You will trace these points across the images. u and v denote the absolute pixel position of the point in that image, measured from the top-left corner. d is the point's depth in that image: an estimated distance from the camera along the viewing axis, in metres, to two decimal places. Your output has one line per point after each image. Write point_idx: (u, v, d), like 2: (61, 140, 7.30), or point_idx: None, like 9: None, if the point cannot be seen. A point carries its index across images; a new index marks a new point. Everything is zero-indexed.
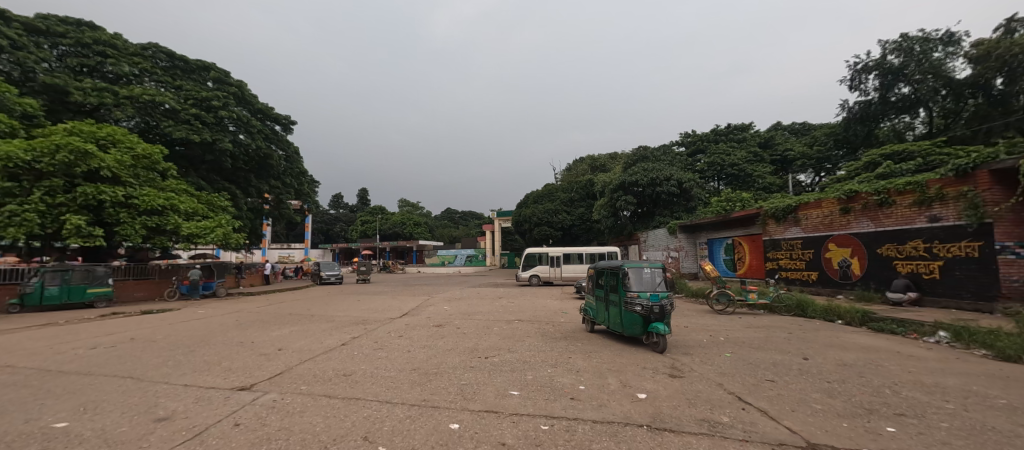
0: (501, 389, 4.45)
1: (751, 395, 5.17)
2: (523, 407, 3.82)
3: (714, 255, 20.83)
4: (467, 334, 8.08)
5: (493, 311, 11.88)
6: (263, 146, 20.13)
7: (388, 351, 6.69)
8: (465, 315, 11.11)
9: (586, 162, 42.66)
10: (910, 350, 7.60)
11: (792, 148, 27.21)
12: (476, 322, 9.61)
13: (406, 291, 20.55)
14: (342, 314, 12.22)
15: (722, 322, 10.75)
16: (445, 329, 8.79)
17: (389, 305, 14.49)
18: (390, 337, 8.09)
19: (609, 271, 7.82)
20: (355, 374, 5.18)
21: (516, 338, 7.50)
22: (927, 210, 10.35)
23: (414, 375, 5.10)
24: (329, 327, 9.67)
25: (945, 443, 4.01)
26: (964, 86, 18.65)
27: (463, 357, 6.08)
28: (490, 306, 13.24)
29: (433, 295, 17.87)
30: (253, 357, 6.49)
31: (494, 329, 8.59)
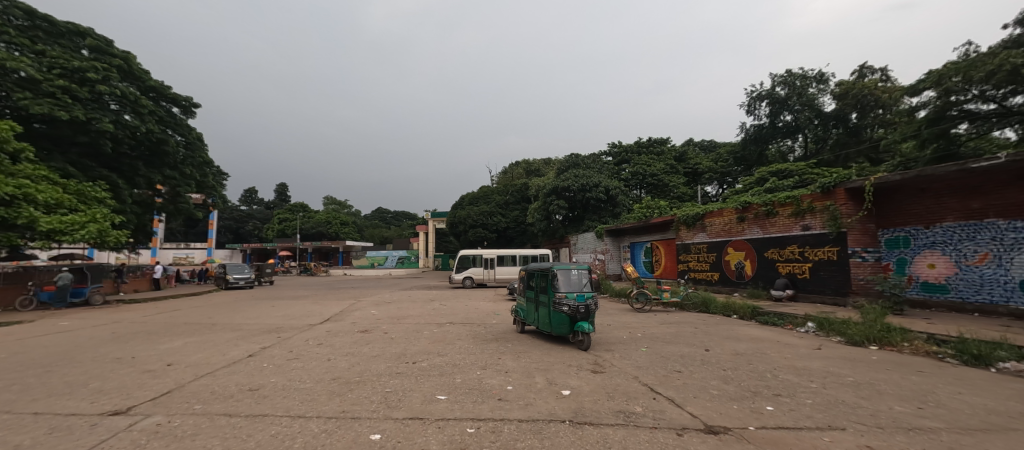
0: (428, 394, 4.49)
1: (660, 386, 5.72)
2: (449, 412, 3.89)
3: (635, 257, 22.50)
4: (394, 339, 7.92)
5: (424, 314, 11.72)
6: (155, 129, 17.74)
7: (306, 361, 6.33)
8: (394, 319, 10.84)
9: (521, 167, 43.55)
10: (787, 339, 8.95)
11: (701, 163, 30.44)
12: (405, 327, 9.43)
13: (331, 295, 19.47)
14: (252, 321, 11.27)
15: (640, 320, 11.71)
16: (370, 334, 8.54)
17: (308, 310, 13.62)
18: (308, 346, 7.65)
19: (540, 273, 8.16)
20: (264, 388, 4.87)
21: (445, 341, 7.54)
22: (802, 220, 12.21)
23: (334, 385, 4.91)
24: (235, 336, 8.88)
25: (808, 416, 4.82)
26: (830, 118, 22.33)
27: (390, 363, 5.98)
28: (422, 309, 13.10)
29: (361, 299, 17.16)
30: (135, 375, 5.77)
31: (424, 333, 8.54)
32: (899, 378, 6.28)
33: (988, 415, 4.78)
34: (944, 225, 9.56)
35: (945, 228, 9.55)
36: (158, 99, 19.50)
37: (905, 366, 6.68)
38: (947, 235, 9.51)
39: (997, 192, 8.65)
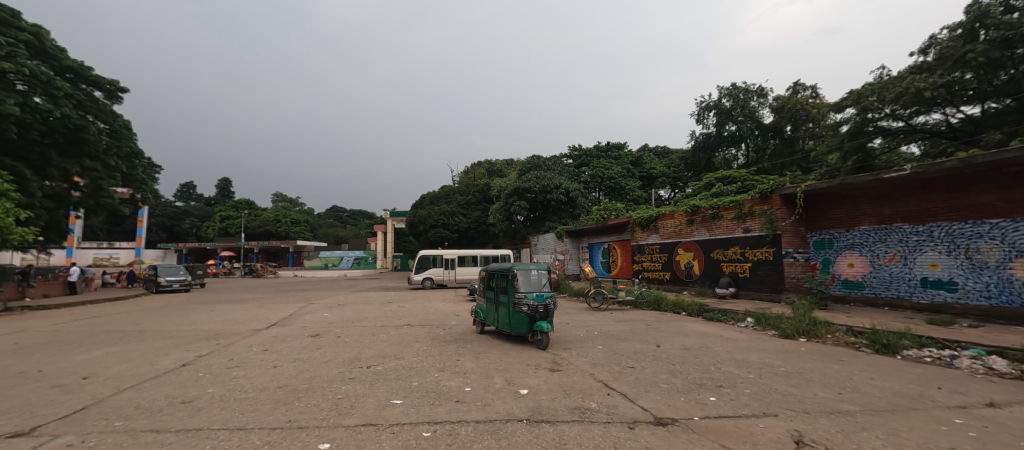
0: (383, 399, 4.45)
1: (614, 382, 5.99)
2: (404, 417, 3.89)
3: (592, 258, 23.17)
4: (347, 343, 7.73)
5: (380, 317, 11.48)
6: (73, 115, 16.10)
7: (249, 369, 6.05)
8: (349, 322, 10.54)
9: (483, 167, 43.46)
10: (730, 333, 9.63)
11: (655, 168, 31.85)
12: (359, 330, 9.21)
13: (279, 298, 18.52)
14: (188, 328, 10.53)
15: (597, 318, 12.12)
16: (321, 339, 8.26)
17: (252, 314, 12.91)
18: (252, 353, 7.29)
19: (500, 273, 8.26)
20: (199, 400, 4.61)
21: (402, 344, 7.46)
22: (743, 223, 13.16)
23: (279, 393, 4.74)
24: (167, 345, 8.27)
25: (745, 405, 5.25)
26: (769, 129, 24.13)
27: (343, 368, 5.85)
28: (378, 311, 12.82)
29: (313, 302, 16.48)
30: (42, 390, 5.24)
31: (380, 335, 8.39)
32: (823, 367, 6.96)
33: (894, 397, 5.41)
34: (861, 228, 10.66)
35: (861, 231, 10.65)
36: (76, 81, 17.77)
37: (828, 355, 7.41)
38: (863, 238, 10.61)
39: (903, 199, 9.77)
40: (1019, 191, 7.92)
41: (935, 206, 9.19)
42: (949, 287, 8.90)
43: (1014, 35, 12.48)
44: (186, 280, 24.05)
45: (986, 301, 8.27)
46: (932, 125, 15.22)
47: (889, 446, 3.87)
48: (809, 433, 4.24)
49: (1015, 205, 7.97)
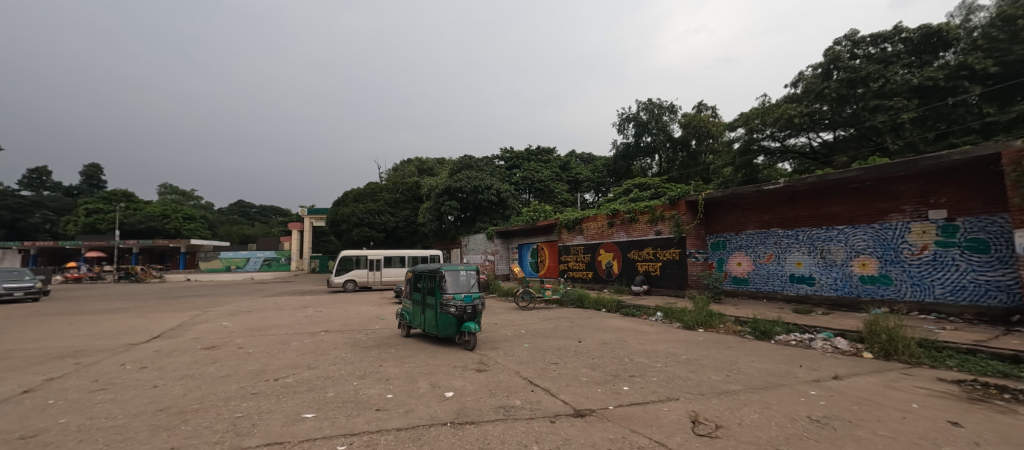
0: (292, 414, 4.22)
1: (538, 378, 6.29)
2: (316, 431, 3.74)
3: (522, 258, 23.81)
4: (250, 355, 7.12)
5: (293, 323, 10.71)
6: None
7: (119, 392, 5.31)
8: (254, 331, 9.68)
9: (413, 165, 42.20)
10: (642, 327, 10.56)
11: (581, 172, 33.60)
12: (266, 339, 8.53)
13: (167, 306, 16.33)
14: (35, 346, 8.86)
15: (524, 317, 12.52)
16: (218, 351, 7.51)
17: (128, 326, 11.24)
18: (124, 372, 6.39)
19: (426, 275, 8.18)
20: (50, 432, 3.95)
21: (317, 352, 7.07)
22: (655, 226, 14.44)
23: (160, 417, 4.24)
24: (5, 368, 6.90)
25: (651, 392, 5.83)
26: (678, 142, 26.71)
27: (244, 383, 5.40)
28: (291, 317, 11.92)
29: (210, 309, 14.78)
30: None
31: (291, 344, 7.85)
32: (716, 353, 7.97)
33: (768, 376, 6.40)
34: (747, 232, 12.30)
35: (747, 234, 12.30)
36: None
37: (721, 343, 8.48)
38: (748, 240, 12.26)
39: (777, 208, 11.47)
40: (858, 204, 9.77)
41: (800, 214, 10.94)
42: (809, 282, 10.68)
43: (856, 77, 15.29)
44: (34, 287, 20.13)
45: (835, 292, 10.13)
46: (799, 147, 17.99)
47: (762, 418, 4.58)
48: (702, 413, 4.84)
49: (855, 214, 9.83)
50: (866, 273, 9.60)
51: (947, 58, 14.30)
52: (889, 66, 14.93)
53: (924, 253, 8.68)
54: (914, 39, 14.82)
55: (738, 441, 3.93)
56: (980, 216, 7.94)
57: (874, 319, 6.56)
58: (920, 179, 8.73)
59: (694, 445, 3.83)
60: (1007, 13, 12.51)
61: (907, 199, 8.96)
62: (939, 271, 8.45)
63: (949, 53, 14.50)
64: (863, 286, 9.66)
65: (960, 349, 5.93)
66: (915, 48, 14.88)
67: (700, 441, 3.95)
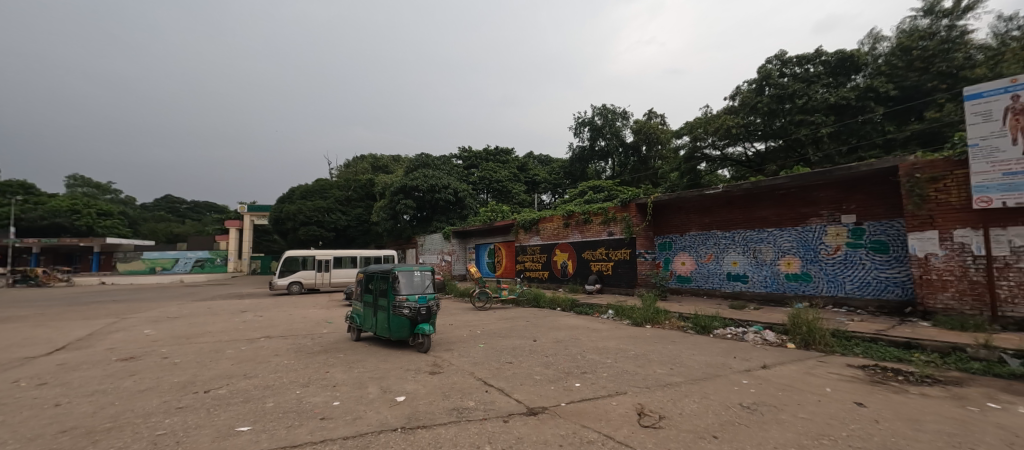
0: (225, 429, 3.95)
1: (492, 378, 6.32)
2: (252, 445, 3.55)
3: (478, 258, 23.78)
4: (177, 365, 6.58)
5: (229, 329, 10.00)
6: None
7: (13, 413, 4.71)
8: (182, 339, 8.94)
9: (367, 161, 40.77)
10: (594, 325, 10.91)
11: (539, 174, 34.06)
12: (196, 347, 7.91)
13: (77, 313, 14.63)
14: None
15: (480, 317, 12.51)
16: (138, 363, 6.85)
17: (27, 337, 9.95)
18: (20, 390, 5.66)
19: (378, 276, 7.95)
20: None
21: (255, 360, 6.66)
22: (608, 227, 14.97)
23: (65, 439, 3.82)
24: None
25: (601, 387, 6.05)
26: (630, 147, 27.79)
27: (169, 396, 4.99)
28: (226, 322, 11.12)
29: (130, 316, 13.42)
30: None
31: (226, 352, 7.34)
32: (662, 348, 8.40)
33: (707, 368, 6.85)
34: (690, 233, 13.06)
35: (690, 235, 13.06)
36: None
37: (666, 338, 8.96)
38: (691, 241, 13.02)
39: (716, 211, 12.28)
40: (785, 208, 10.69)
41: (736, 217, 11.79)
42: (743, 280, 11.54)
43: (784, 93, 16.69)
44: None
45: (764, 289, 11.04)
46: (736, 156, 19.34)
47: (701, 407, 4.90)
48: (647, 405, 5.10)
49: (782, 218, 10.74)
50: (790, 271, 10.55)
51: (858, 81, 15.98)
52: (811, 85, 16.41)
53: (837, 253, 9.68)
54: (831, 62, 16.40)
55: (679, 430, 4.18)
56: (883, 221, 8.98)
57: (796, 313, 7.21)
58: (835, 187, 9.73)
59: (640, 436, 4.04)
60: (905, 44, 14.77)
61: (825, 204, 9.95)
62: (849, 269, 9.48)
63: (859, 76, 16.24)
64: (788, 283, 10.59)
65: (864, 338, 6.68)
66: (833, 70, 16.45)
67: (645, 432, 4.16)
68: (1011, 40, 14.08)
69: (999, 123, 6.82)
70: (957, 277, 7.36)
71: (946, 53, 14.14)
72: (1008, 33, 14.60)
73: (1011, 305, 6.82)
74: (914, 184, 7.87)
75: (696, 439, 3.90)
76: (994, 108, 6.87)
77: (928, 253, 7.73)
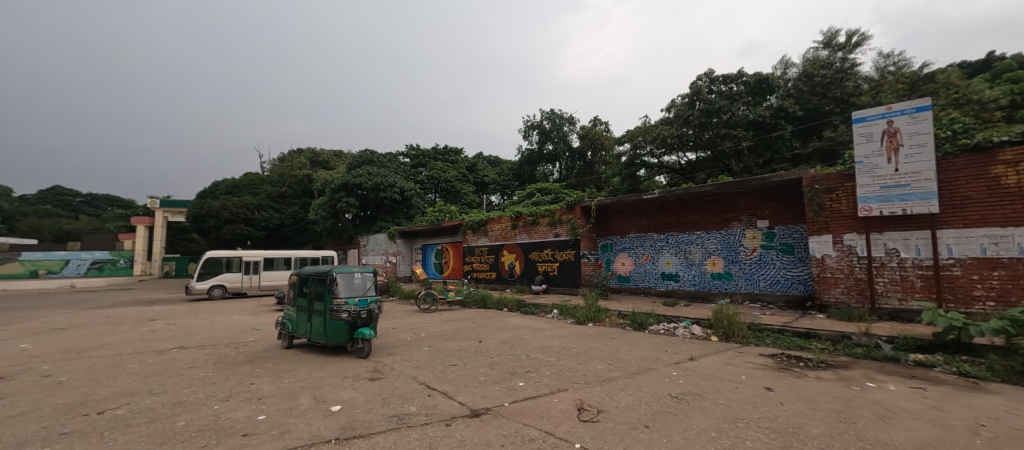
0: None
1: (435, 381, 6.23)
2: None
3: (425, 259, 23.32)
4: (65, 384, 5.76)
5: (134, 340, 8.94)
6: None
7: None
8: (73, 353, 7.84)
9: (304, 156, 38.49)
10: (539, 324, 11.13)
11: (488, 175, 34.12)
12: (91, 362, 6.99)
13: None
14: None
15: (425, 320, 12.28)
16: (11, 384, 5.91)
17: None
18: None
19: (314, 278, 7.52)
20: None
21: (165, 374, 6.02)
22: (554, 229, 15.34)
23: None
24: None
25: (544, 385, 6.18)
26: (577, 152, 28.65)
27: (53, 421, 4.37)
28: (130, 333, 9.91)
29: (3, 328, 11.50)
30: None
31: (128, 367, 6.56)
32: (602, 344, 8.76)
33: (641, 362, 7.25)
34: (629, 235, 13.74)
35: (629, 237, 13.74)
36: None
37: (606, 335, 9.35)
38: (630, 243, 13.70)
39: (652, 215, 13.03)
40: (711, 213, 11.59)
41: (670, 221, 12.60)
42: (675, 279, 12.35)
43: (711, 108, 18.08)
44: None
45: (693, 287, 11.89)
46: (671, 164, 20.65)
47: (634, 400, 5.17)
48: (586, 401, 5.29)
49: (709, 222, 11.64)
50: (715, 270, 11.46)
51: (772, 102, 17.65)
52: (734, 102, 17.89)
53: (753, 254, 10.69)
54: (751, 83, 17.95)
55: (614, 422, 4.39)
56: (791, 225, 10.06)
57: (718, 309, 7.83)
58: (753, 195, 10.73)
59: (578, 430, 4.18)
60: (809, 71, 16.88)
61: (744, 210, 10.94)
62: (763, 268, 10.50)
63: (773, 97, 17.92)
64: (712, 282, 11.50)
65: (774, 330, 7.43)
66: (751, 90, 18.03)
67: (583, 426, 4.32)
68: (889, 74, 16.44)
69: (877, 144, 7.90)
70: (846, 274, 8.42)
71: (840, 81, 16.45)
72: (888, 67, 16.97)
73: (886, 298, 7.93)
74: (814, 194, 8.87)
75: (628, 430, 4.11)
76: (874, 131, 7.93)
77: (824, 254, 8.75)
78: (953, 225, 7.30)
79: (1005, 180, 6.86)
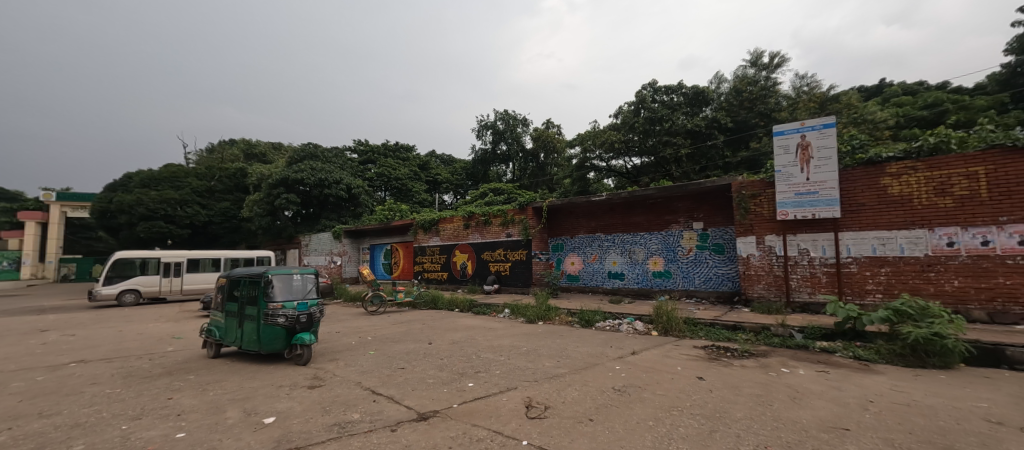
0: None
1: (381, 386, 6.03)
2: None
3: (373, 260, 22.53)
4: None
5: (24, 355, 7.80)
6: None
7: None
8: None
9: (238, 148, 35.69)
10: (491, 324, 11.13)
11: (441, 173, 33.67)
12: None
13: None
14: None
15: (372, 322, 11.83)
16: None
17: None
18: None
19: (245, 281, 6.98)
20: None
21: (62, 393, 5.31)
22: (506, 229, 15.40)
23: None
24: None
25: (494, 385, 6.18)
26: (530, 154, 28.96)
27: None
28: (17, 347, 8.61)
29: None
30: None
31: (16, 386, 5.71)
32: (552, 342, 8.92)
33: (588, 358, 7.48)
34: (579, 236, 14.12)
35: (578, 238, 14.13)
36: None
37: (556, 333, 9.54)
38: (579, 242, 14.08)
39: (601, 216, 13.48)
40: (654, 215, 12.21)
41: (617, 222, 13.10)
42: (620, 277, 12.88)
43: (654, 117, 19.02)
44: None
45: (637, 285, 12.46)
46: (619, 168, 21.47)
47: (580, 394, 5.31)
48: (534, 398, 5.36)
49: (652, 224, 12.24)
50: (656, 269, 12.09)
51: (707, 113, 18.85)
52: (674, 112, 18.96)
53: (690, 254, 11.40)
54: (690, 94, 19.07)
55: (560, 418, 4.48)
56: (722, 228, 10.86)
57: (658, 304, 8.27)
58: (690, 198, 11.44)
59: (526, 428, 4.22)
60: (738, 87, 18.30)
61: (682, 213, 11.63)
62: (698, 267, 11.23)
63: (708, 109, 19.10)
64: (654, 280, 12.12)
65: (707, 323, 7.95)
66: (689, 101, 19.07)
67: (530, 423, 4.36)
68: (804, 93, 18.22)
69: (792, 156, 8.70)
70: (767, 272, 9.22)
71: (764, 98, 18.02)
72: (804, 87, 18.77)
73: (799, 292, 8.78)
74: (741, 199, 9.61)
75: (575, 424, 4.22)
76: (790, 144, 8.71)
77: (749, 253, 9.50)
78: (852, 228, 8.28)
79: (891, 189, 7.91)
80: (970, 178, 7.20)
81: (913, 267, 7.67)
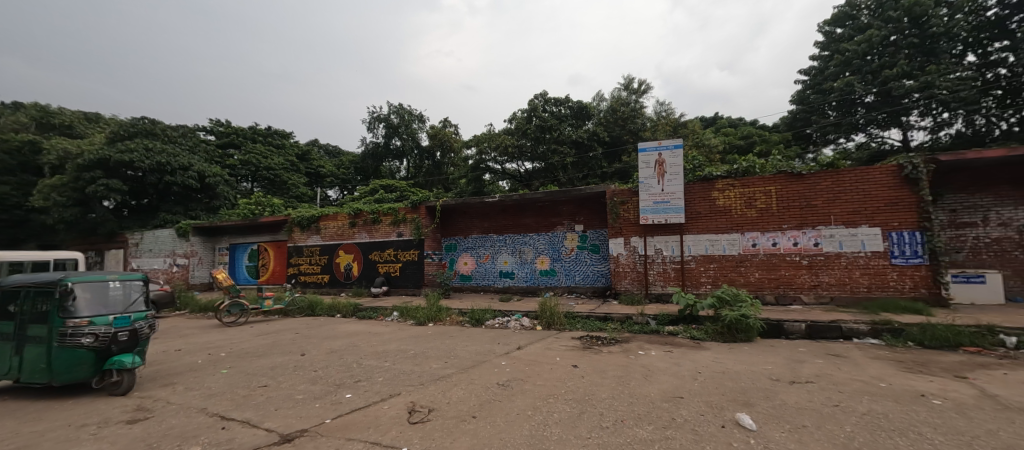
0: None
1: (235, 410, 5.25)
2: None
3: (236, 262, 19.54)
4: None
5: None
6: None
7: None
8: None
9: (29, 112, 27.22)
10: (377, 328, 10.54)
11: (324, 166, 30.84)
12: None
13: None
14: None
15: (228, 335, 10.24)
16: None
17: None
18: None
19: (31, 292, 5.40)
20: None
21: None
22: (397, 228, 14.76)
23: None
24: None
25: (375, 393, 5.85)
26: (424, 151, 28.22)
27: None
28: None
29: None
30: None
31: None
32: (440, 343, 8.82)
33: (475, 356, 7.57)
34: (471, 236, 14.24)
35: (471, 238, 14.24)
36: None
37: (444, 334, 9.45)
38: (472, 243, 14.21)
39: (493, 217, 13.80)
40: (541, 217, 12.94)
41: (507, 222, 13.55)
42: (510, 276, 13.37)
43: (544, 126, 20.23)
44: None
45: (524, 283, 13.07)
46: (511, 171, 22.29)
47: (464, 393, 5.35)
48: (417, 402, 5.23)
49: (539, 225, 12.96)
50: (542, 268, 12.84)
51: (590, 125, 20.58)
52: (561, 122, 20.44)
53: (571, 253, 12.37)
54: (576, 107, 20.71)
55: (443, 419, 4.45)
56: (599, 230, 12.05)
57: (543, 301, 8.77)
58: (572, 203, 12.42)
59: (406, 434, 4.09)
60: (614, 105, 20.47)
61: (565, 216, 12.56)
62: (578, 265, 12.26)
63: (589, 122, 20.88)
64: (540, 278, 12.86)
65: (583, 316, 8.70)
66: (574, 114, 20.78)
67: (411, 429, 4.24)
68: (663, 117, 21.24)
69: (651, 170, 10.01)
70: (631, 268, 10.47)
71: (634, 117, 20.42)
72: (665, 111, 21.87)
73: (654, 285, 10.17)
74: (613, 204, 10.76)
75: (456, 423, 4.23)
76: (650, 160, 9.98)
77: (617, 252, 10.64)
78: (692, 231, 9.88)
79: (718, 201, 9.66)
80: (767, 194, 9.23)
81: (731, 263, 9.47)
